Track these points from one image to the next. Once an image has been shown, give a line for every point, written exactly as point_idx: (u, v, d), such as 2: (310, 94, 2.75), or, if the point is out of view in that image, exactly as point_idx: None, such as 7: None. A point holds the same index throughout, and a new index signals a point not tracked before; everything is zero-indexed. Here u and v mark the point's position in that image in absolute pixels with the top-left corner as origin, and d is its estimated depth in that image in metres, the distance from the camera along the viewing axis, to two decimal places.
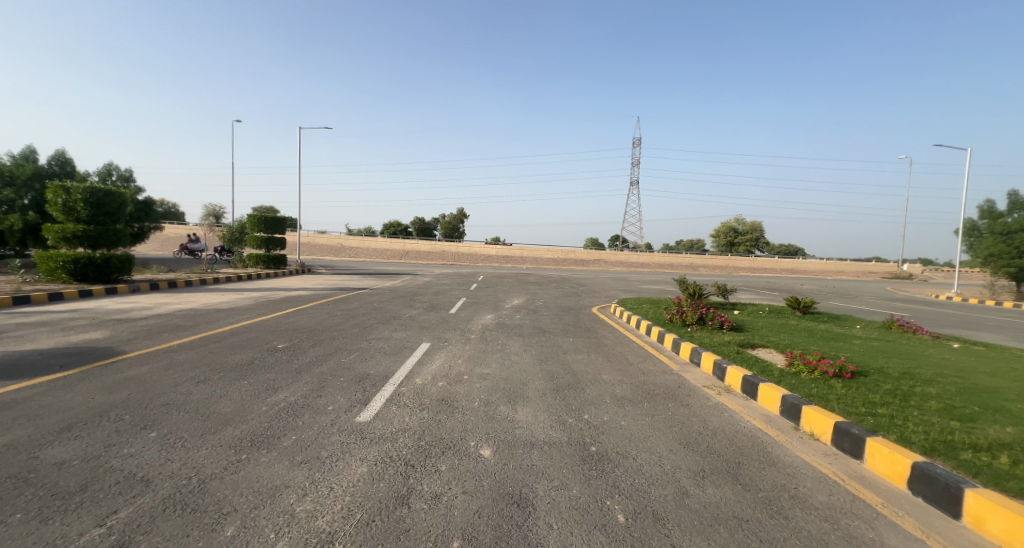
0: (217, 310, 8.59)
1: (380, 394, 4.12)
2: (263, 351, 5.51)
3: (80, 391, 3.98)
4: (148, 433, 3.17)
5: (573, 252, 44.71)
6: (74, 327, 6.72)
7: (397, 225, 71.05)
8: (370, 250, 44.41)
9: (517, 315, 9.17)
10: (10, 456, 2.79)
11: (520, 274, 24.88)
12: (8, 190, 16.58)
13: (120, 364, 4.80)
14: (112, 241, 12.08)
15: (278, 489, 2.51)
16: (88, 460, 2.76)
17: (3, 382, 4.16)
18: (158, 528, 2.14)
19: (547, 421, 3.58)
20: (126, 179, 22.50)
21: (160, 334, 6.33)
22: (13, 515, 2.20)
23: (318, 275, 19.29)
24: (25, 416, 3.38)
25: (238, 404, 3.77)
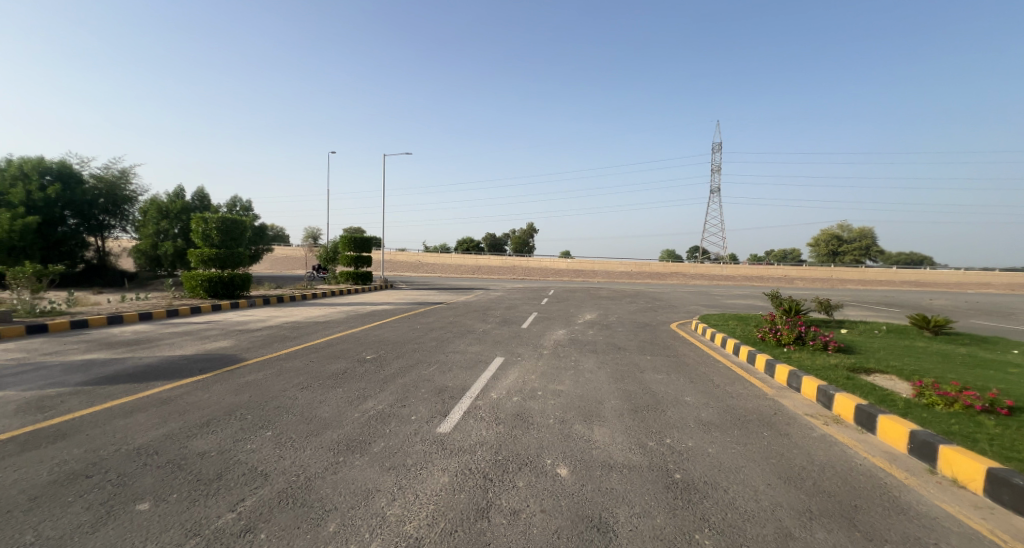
0: (316, 323, 9.52)
1: (458, 406, 4.27)
2: (355, 362, 5.99)
3: (213, 392, 4.62)
4: (265, 432, 3.59)
5: (649, 265, 42.99)
6: (208, 336, 7.85)
7: (469, 241, 73.90)
8: (446, 265, 46.41)
9: (590, 331, 8.99)
10: (167, 444, 3.33)
11: (592, 288, 24.45)
12: (164, 223, 20.05)
13: (243, 370, 5.50)
14: (236, 263, 13.97)
15: (371, 491, 2.70)
16: (222, 452, 3.21)
17: (158, 382, 4.97)
18: (276, 517, 2.42)
19: (627, 443, 3.45)
20: (247, 209, 26.05)
21: (271, 344, 7.15)
22: (170, 496, 2.63)
23: (400, 290, 20.58)
24: (176, 412, 4.02)
25: (334, 410, 4.13)
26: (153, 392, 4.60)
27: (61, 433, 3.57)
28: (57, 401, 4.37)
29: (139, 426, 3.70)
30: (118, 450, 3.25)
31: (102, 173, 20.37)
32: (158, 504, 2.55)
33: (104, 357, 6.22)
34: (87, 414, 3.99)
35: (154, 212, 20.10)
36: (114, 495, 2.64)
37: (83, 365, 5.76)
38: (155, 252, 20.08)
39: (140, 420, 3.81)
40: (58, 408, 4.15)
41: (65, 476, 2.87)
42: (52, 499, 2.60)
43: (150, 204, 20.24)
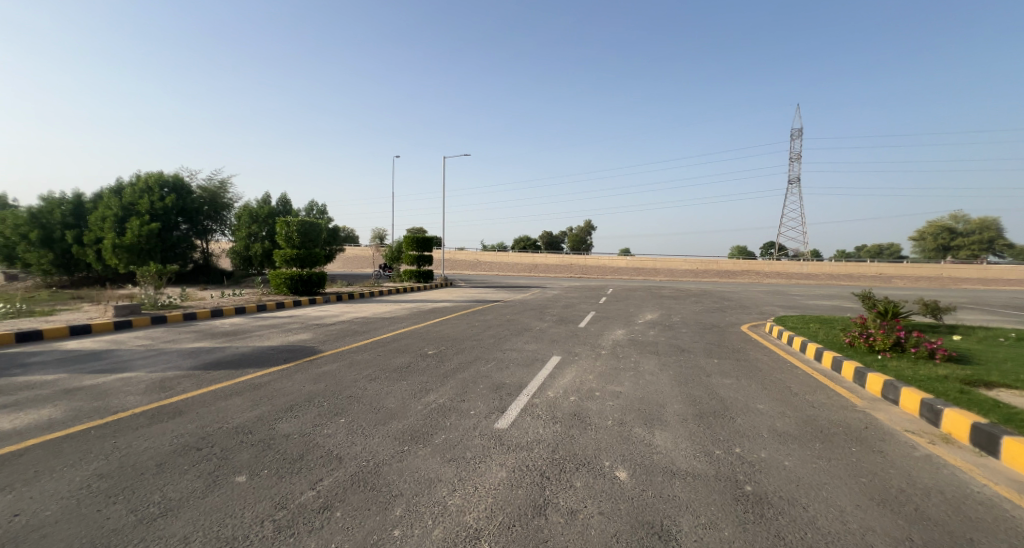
0: (383, 318, 10.08)
1: (516, 403, 4.33)
2: (417, 356, 6.27)
3: (295, 380, 5.07)
4: (340, 419, 3.88)
5: (716, 263, 40.66)
6: (290, 329, 8.61)
7: (526, 241, 74.45)
8: (504, 264, 47.01)
9: (651, 332, 8.69)
10: (259, 425, 3.72)
11: (655, 287, 23.57)
12: (255, 226, 22.23)
13: (319, 361, 5.97)
14: (315, 262, 15.14)
15: (433, 480, 2.83)
16: (303, 435, 3.52)
17: (251, 369, 5.54)
18: (350, 498, 2.62)
19: (691, 450, 3.32)
20: (323, 213, 28.13)
21: (344, 338, 7.69)
22: (262, 472, 2.95)
23: (460, 288, 21.19)
24: (265, 396, 4.47)
25: (399, 401, 4.36)
26: (247, 378, 5.14)
27: (176, 411, 4.11)
28: (174, 382, 5.04)
29: (236, 407, 4.16)
30: (220, 428, 3.69)
31: (206, 184, 22.97)
32: (252, 478, 2.87)
33: (209, 346, 7.03)
34: (197, 394, 4.56)
35: (246, 217, 22.35)
36: (219, 467, 3.01)
37: (192, 353, 6.56)
38: (247, 253, 22.32)
39: (237, 402, 4.29)
40: (174, 389, 4.77)
41: (180, 448, 3.32)
42: (172, 467, 3.03)
43: (244, 211, 22.51)
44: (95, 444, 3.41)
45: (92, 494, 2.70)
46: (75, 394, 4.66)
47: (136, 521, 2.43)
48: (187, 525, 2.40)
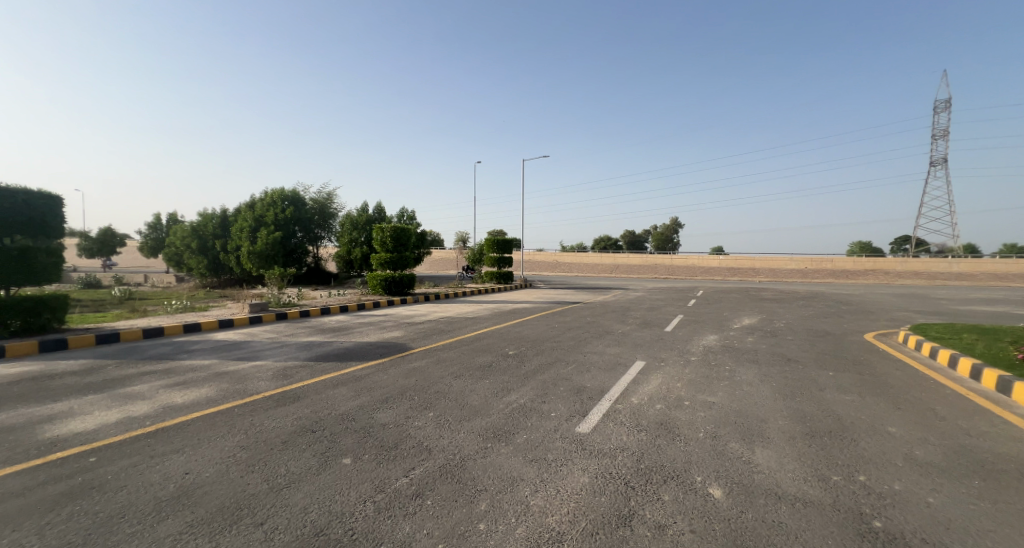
0: (466, 318, 10.48)
1: (598, 407, 4.23)
2: (499, 356, 6.41)
3: (390, 374, 5.46)
4: (428, 412, 4.09)
5: (828, 262, 36.13)
6: (384, 327, 9.33)
7: (607, 241, 72.83)
8: (584, 264, 46.42)
9: (749, 338, 7.97)
10: (359, 414, 4.07)
11: (754, 288, 21.60)
12: (355, 233, 24.50)
13: (410, 357, 6.36)
14: (406, 264, 16.24)
15: (516, 479, 2.86)
16: (397, 425, 3.78)
17: (353, 362, 6.08)
18: (439, 488, 2.74)
19: (800, 473, 2.97)
20: (412, 218, 30.12)
21: (432, 336, 8.14)
22: (363, 456, 3.22)
23: (540, 289, 21.31)
24: (365, 388, 4.87)
25: (483, 399, 4.48)
26: (350, 370, 5.65)
27: (295, 396, 4.65)
28: (293, 371, 5.72)
29: (341, 396, 4.60)
30: (329, 414, 4.10)
31: (317, 196, 25.82)
32: (356, 460, 3.15)
33: (319, 340, 7.87)
34: (311, 383, 5.12)
35: (348, 224, 24.72)
36: (328, 449, 3.35)
37: (305, 346, 7.39)
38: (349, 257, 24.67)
39: (342, 392, 4.75)
40: (294, 377, 5.40)
41: (298, 429, 3.76)
42: (293, 445, 3.45)
43: (347, 219, 24.92)
44: (235, 420, 4.01)
45: (235, 463, 3.18)
46: (220, 377, 5.50)
47: (266, 490, 2.80)
48: (304, 497, 2.71)
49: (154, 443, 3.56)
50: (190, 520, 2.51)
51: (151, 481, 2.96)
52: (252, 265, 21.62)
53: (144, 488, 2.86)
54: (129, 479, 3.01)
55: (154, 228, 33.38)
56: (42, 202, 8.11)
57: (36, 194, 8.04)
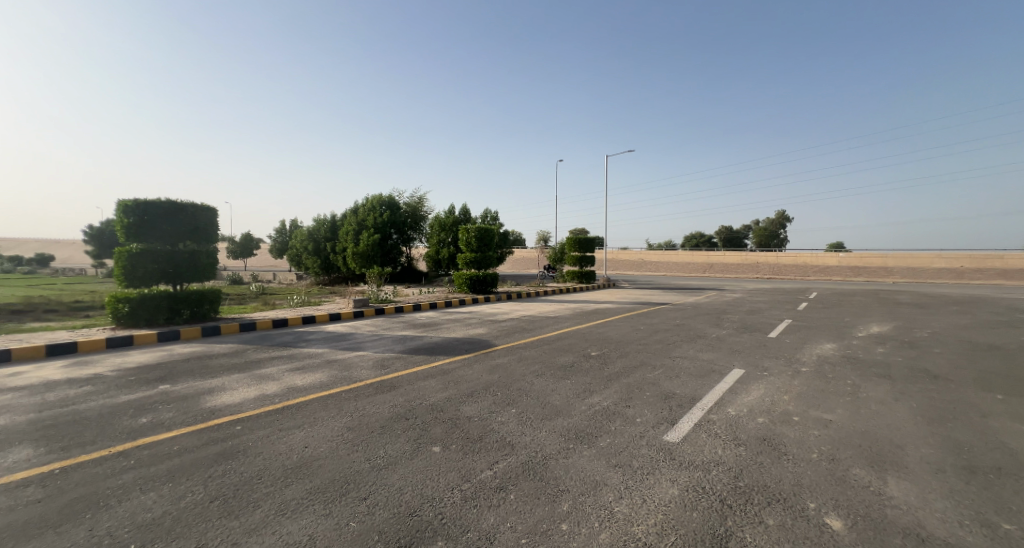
0: (549, 317, 10.47)
1: (689, 416, 3.93)
2: (581, 356, 6.29)
3: (474, 369, 5.63)
4: (511, 408, 4.14)
5: (984, 261, 30.04)
6: (470, 324, 9.68)
7: (700, 238, 68.21)
8: (674, 263, 43.94)
9: (876, 349, 6.87)
10: (447, 405, 4.26)
11: (882, 291, 18.66)
12: (444, 234, 25.80)
13: (494, 354, 6.51)
14: (489, 264, 16.71)
15: (599, 483, 2.76)
16: (482, 419, 3.88)
17: (441, 356, 6.39)
18: (521, 484, 2.75)
19: (951, 514, 2.46)
20: (496, 218, 30.90)
21: (515, 333, 8.26)
22: (451, 446, 3.35)
23: (625, 289, 20.59)
24: (452, 381, 5.08)
25: (565, 399, 4.42)
26: (439, 364, 5.94)
27: (391, 385, 5.01)
28: (389, 362, 6.17)
29: (431, 388, 4.85)
30: (420, 403, 4.34)
31: (410, 200, 27.63)
32: (445, 449, 3.28)
33: (411, 334, 8.41)
34: (405, 374, 5.47)
35: (437, 226, 26.12)
36: (420, 436, 3.55)
37: (399, 339, 7.94)
38: (438, 257, 26.08)
39: (431, 384, 5.00)
40: (390, 367, 5.82)
41: (394, 415, 4.04)
42: (389, 430, 3.71)
43: (436, 220, 26.35)
44: (342, 403, 4.43)
45: (343, 441, 3.50)
46: (330, 364, 6.12)
47: (368, 469, 3.04)
48: (400, 478, 2.89)
49: (279, 418, 4.07)
50: (309, 487, 2.82)
51: (278, 450, 3.39)
52: (356, 265, 23.91)
53: (274, 456, 3.29)
54: (262, 446, 3.48)
55: (278, 233, 38.28)
56: (204, 213, 9.76)
57: (200, 206, 9.71)
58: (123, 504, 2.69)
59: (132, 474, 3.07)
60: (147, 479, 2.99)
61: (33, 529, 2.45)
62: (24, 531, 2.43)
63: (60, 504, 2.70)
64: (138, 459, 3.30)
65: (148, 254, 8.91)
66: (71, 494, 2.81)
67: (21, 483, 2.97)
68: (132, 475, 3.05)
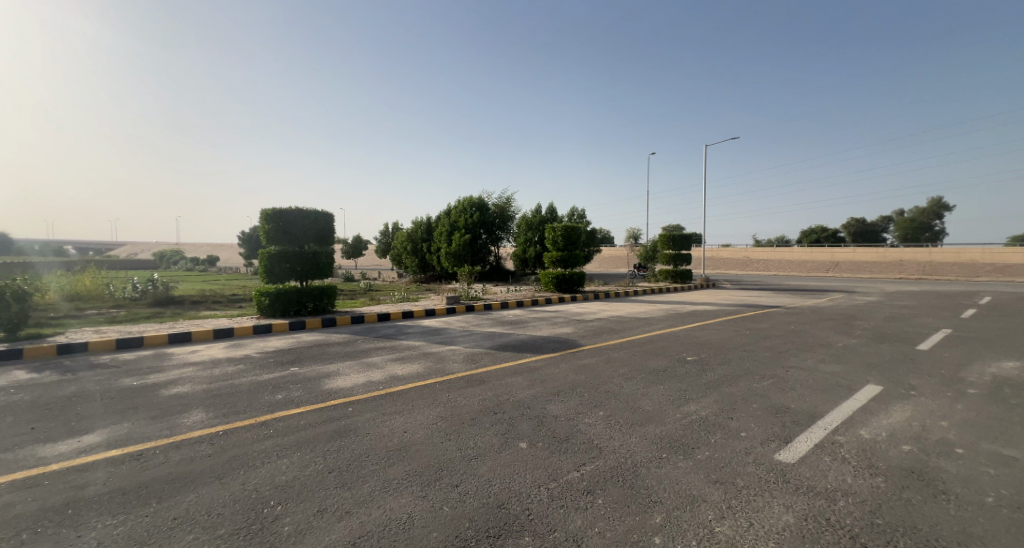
0: (639, 319, 9.98)
1: (806, 435, 3.43)
2: (676, 361, 5.86)
3: (561, 368, 5.55)
4: (599, 411, 3.99)
5: None
6: (556, 322, 9.61)
7: (821, 232, 60.14)
8: (785, 262, 39.36)
9: None
10: (534, 403, 4.23)
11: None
12: (530, 233, 26.06)
13: (581, 354, 6.36)
14: (576, 263, 16.47)
15: (697, 498, 2.51)
16: (568, 419, 3.78)
17: (529, 354, 6.41)
18: (610, 490, 2.60)
19: None
20: (582, 216, 30.36)
21: (602, 334, 8.01)
22: (538, 443, 3.31)
23: (726, 290, 18.88)
24: (538, 379, 5.05)
25: (657, 405, 4.14)
26: (526, 361, 5.96)
27: (480, 379, 5.13)
28: (479, 357, 6.35)
29: (518, 384, 4.87)
30: (508, 399, 4.38)
31: (498, 201, 28.27)
32: (531, 447, 3.25)
33: (500, 331, 8.58)
34: (493, 369, 5.58)
35: (524, 225, 26.44)
36: (507, 431, 3.56)
37: (488, 335, 8.15)
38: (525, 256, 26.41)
39: (518, 380, 5.02)
40: (480, 362, 5.99)
41: (483, 409, 4.12)
42: (479, 423, 3.79)
43: (522, 220, 26.68)
44: (436, 394, 4.64)
45: (437, 429, 3.66)
46: (425, 356, 6.48)
47: (460, 458, 3.12)
48: (488, 470, 2.92)
49: (383, 403, 4.39)
50: (408, 469, 2.98)
51: (382, 432, 3.64)
52: (448, 265, 25.27)
53: (378, 437, 3.54)
54: (368, 428, 3.77)
55: (382, 235, 41.73)
56: (324, 217, 10.89)
57: (321, 211, 10.83)
58: (264, 466, 3.09)
59: (271, 441, 3.52)
60: (282, 447, 3.41)
61: (205, 478, 2.93)
62: (198, 478, 2.92)
63: (222, 460, 3.19)
64: (274, 429, 3.78)
65: (281, 254, 10.25)
66: (230, 452, 3.31)
67: (197, 439, 3.58)
68: (271, 442, 3.50)
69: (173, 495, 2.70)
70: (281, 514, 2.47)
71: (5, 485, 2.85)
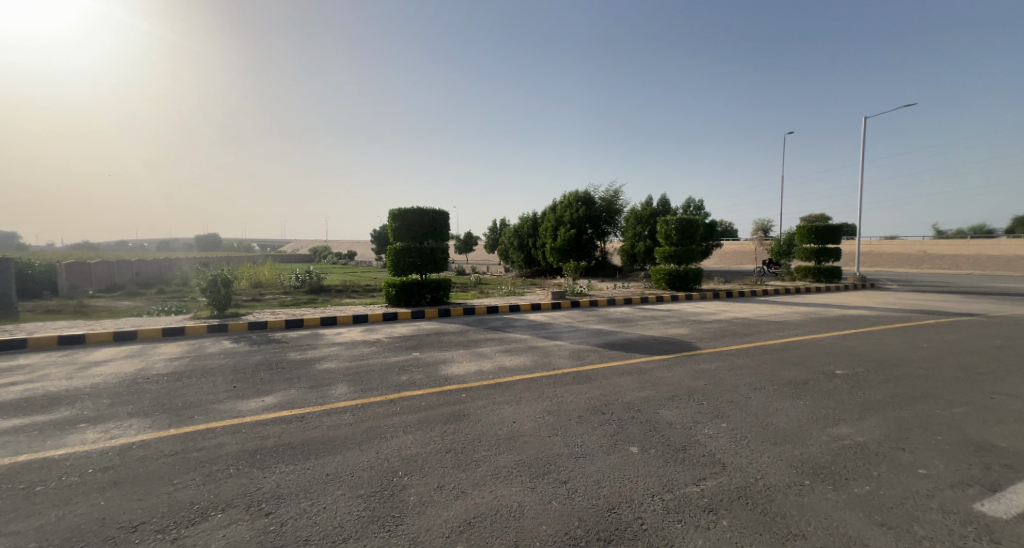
0: (769, 322, 8.82)
1: (1019, 485, 2.64)
2: (819, 374, 5.03)
3: (676, 372, 5.15)
4: (721, 422, 3.59)
5: None
6: (670, 322, 8.97)
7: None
8: (975, 259, 31.40)
9: None
10: (646, 407, 3.98)
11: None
12: (640, 227, 24.82)
13: (700, 357, 5.83)
14: (692, 258, 15.22)
15: (854, 541, 2.09)
16: (686, 428, 3.48)
17: (640, 354, 6.08)
18: (738, 512, 2.31)
19: None
20: (699, 208, 27.91)
21: (724, 337, 7.25)
22: (650, 449, 3.10)
23: (887, 293, 15.72)
24: (650, 382, 4.75)
25: (795, 423, 3.58)
26: (637, 361, 5.66)
27: (588, 377, 5.02)
28: (586, 354, 6.22)
29: (628, 385, 4.65)
30: (617, 399, 4.20)
31: (605, 195, 27.42)
32: (644, 452, 3.06)
33: (607, 329, 8.31)
34: (601, 367, 5.41)
35: (633, 219, 25.28)
36: (617, 433, 3.40)
37: (596, 332, 7.95)
38: (634, 251, 25.25)
39: (629, 381, 4.78)
40: (587, 359, 5.87)
41: (590, 407, 4.01)
42: (587, 421, 3.69)
43: (631, 213, 25.52)
44: (544, 388, 4.65)
45: (546, 423, 3.66)
46: (532, 349, 6.57)
47: (567, 454, 3.07)
48: (598, 471, 2.81)
49: (493, 392, 4.55)
50: (517, 459, 3.02)
51: (493, 421, 3.76)
52: (553, 259, 25.38)
53: (489, 424, 3.67)
54: (481, 415, 3.92)
55: (492, 231, 43.42)
56: (441, 215, 11.64)
57: (438, 209, 11.58)
58: (394, 439, 3.41)
59: (399, 418, 3.87)
60: (408, 424, 3.72)
61: (348, 443, 3.33)
62: (343, 443, 3.33)
63: (360, 430, 3.59)
64: (401, 407, 4.15)
65: (404, 250, 11.28)
66: (366, 424, 3.72)
67: (341, 409, 4.10)
68: (398, 418, 3.85)
69: (325, 455, 3.12)
70: (408, 485, 2.68)
71: (216, 429, 3.58)
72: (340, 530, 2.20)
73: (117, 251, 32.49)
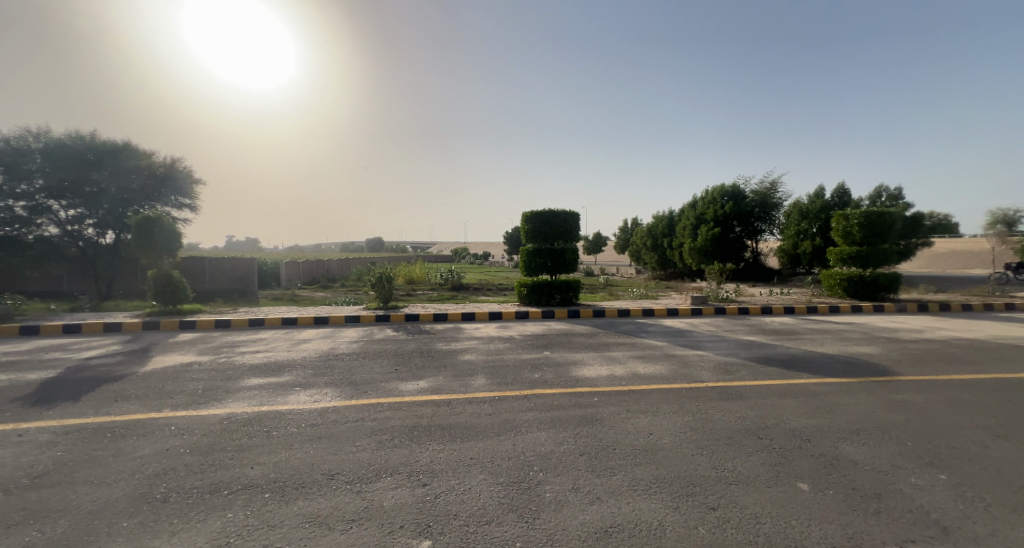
0: (1012, 347, 6.61)
1: None
2: None
3: (861, 400, 4.23)
4: (935, 473, 2.83)
5: None
6: (851, 338, 7.40)
7: None
8: None
9: None
10: (819, 437, 3.38)
11: None
12: (805, 223, 21.10)
13: (897, 386, 4.68)
14: (882, 261, 12.38)
15: None
16: (878, 471, 2.84)
17: (809, 374, 5.16)
18: None
19: None
20: (895, 198, 22.48)
21: (934, 362, 5.68)
22: (827, 490, 2.61)
23: None
24: (825, 409, 4.00)
25: None
26: (805, 382, 4.82)
27: (740, 394, 4.47)
28: (736, 368, 5.53)
29: (791, 409, 3.99)
30: (777, 424, 3.65)
31: (759, 188, 24.08)
32: (818, 492, 2.59)
33: (762, 341, 7.26)
34: (757, 385, 4.76)
35: (796, 214, 21.62)
36: (780, 463, 2.96)
37: (747, 344, 7.02)
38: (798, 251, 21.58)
39: (795, 405, 4.10)
40: (737, 374, 5.23)
41: (743, 429, 3.56)
42: (740, 444, 3.29)
43: (795, 207, 21.86)
44: (687, 401, 4.28)
45: (690, 440, 3.38)
46: (670, 358, 6.12)
47: (714, 478, 2.77)
48: (756, 503, 2.49)
49: (628, 399, 4.38)
50: (656, 473, 2.85)
51: (629, 429, 3.62)
52: (694, 261, 23.30)
53: (625, 433, 3.54)
54: (616, 421, 3.81)
55: (624, 231, 41.86)
56: (572, 216, 11.68)
57: (570, 210, 11.66)
58: (529, 434, 3.53)
59: (534, 414, 4.00)
60: (542, 421, 3.82)
61: (488, 431, 3.58)
62: (484, 431, 3.59)
63: (499, 420, 3.83)
64: (535, 404, 4.28)
65: (536, 251, 11.61)
66: (504, 416, 3.94)
67: (483, 399, 4.41)
68: (534, 415, 3.98)
69: (469, 439, 3.40)
70: (544, 481, 2.74)
71: (384, 404, 4.19)
72: (484, 512, 2.37)
73: (316, 253, 40.51)
